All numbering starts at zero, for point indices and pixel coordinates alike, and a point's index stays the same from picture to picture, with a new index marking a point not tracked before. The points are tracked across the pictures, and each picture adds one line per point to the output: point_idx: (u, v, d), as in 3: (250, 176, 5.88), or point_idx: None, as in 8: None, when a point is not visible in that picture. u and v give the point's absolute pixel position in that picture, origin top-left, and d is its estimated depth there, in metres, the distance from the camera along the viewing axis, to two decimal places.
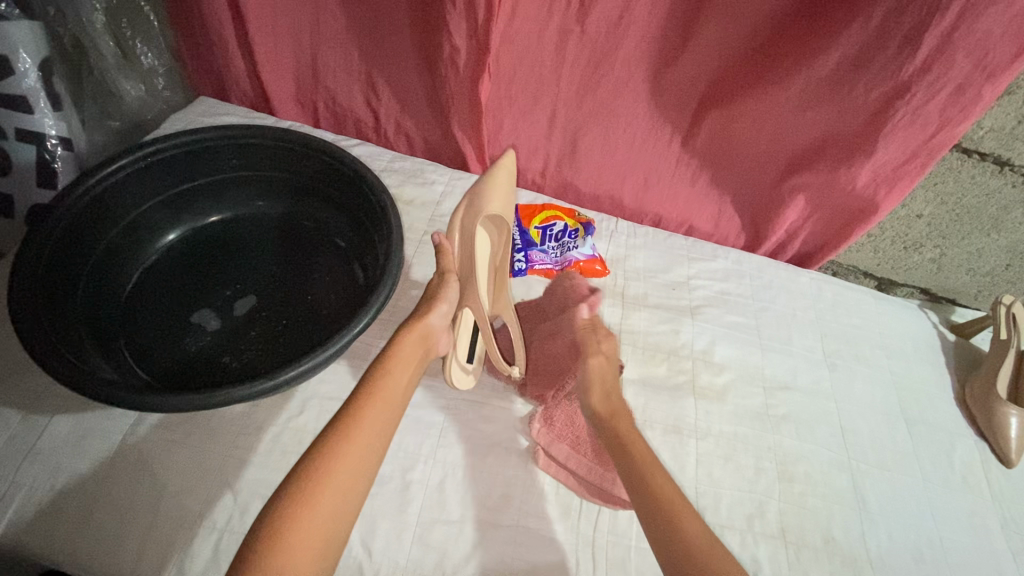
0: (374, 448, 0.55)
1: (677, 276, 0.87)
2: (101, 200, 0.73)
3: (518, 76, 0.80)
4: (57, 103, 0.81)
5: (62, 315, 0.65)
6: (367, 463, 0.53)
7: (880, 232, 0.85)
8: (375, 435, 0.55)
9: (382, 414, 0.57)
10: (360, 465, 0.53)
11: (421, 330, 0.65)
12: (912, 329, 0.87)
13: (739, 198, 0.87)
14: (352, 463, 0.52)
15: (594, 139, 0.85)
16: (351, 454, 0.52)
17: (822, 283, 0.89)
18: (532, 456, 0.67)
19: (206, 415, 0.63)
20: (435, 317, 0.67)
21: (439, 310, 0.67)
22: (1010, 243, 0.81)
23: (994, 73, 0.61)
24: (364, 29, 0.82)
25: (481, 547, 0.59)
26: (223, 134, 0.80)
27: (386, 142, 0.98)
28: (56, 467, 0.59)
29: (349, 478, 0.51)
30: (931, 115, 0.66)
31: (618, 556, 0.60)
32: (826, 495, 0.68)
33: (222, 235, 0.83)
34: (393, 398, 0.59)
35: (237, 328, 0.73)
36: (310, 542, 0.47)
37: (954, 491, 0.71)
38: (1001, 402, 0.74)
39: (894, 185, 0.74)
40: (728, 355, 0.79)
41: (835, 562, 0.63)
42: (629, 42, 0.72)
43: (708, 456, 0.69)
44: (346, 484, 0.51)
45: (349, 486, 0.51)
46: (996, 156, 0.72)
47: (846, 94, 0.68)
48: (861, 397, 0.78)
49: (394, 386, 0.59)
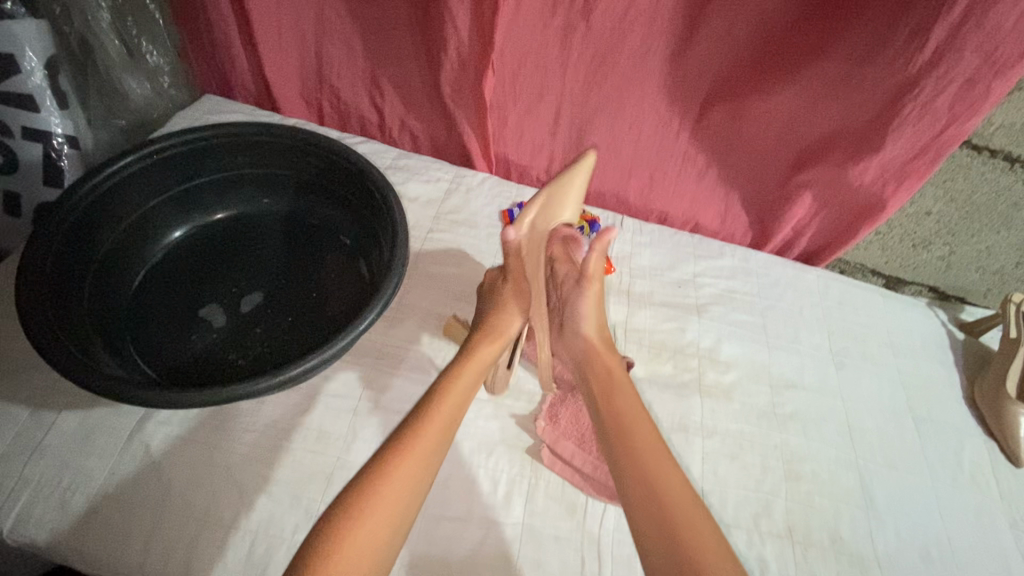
0: (426, 471, 0.52)
1: (683, 274, 0.86)
2: (107, 197, 0.73)
3: (523, 73, 0.79)
4: (64, 101, 0.81)
5: (69, 311, 0.65)
6: (417, 487, 0.50)
7: (888, 230, 0.84)
8: (432, 452, 0.53)
9: (437, 435, 0.53)
10: (409, 490, 0.50)
11: (501, 345, 0.65)
12: (920, 327, 0.86)
13: (745, 195, 0.86)
14: (399, 486, 0.49)
15: (599, 136, 0.84)
16: (401, 475, 0.50)
17: (829, 280, 0.89)
18: (538, 454, 0.66)
19: (211, 412, 0.64)
20: (513, 332, 0.67)
21: (516, 324, 0.68)
22: (1020, 240, 0.80)
23: (1002, 68, 0.60)
24: (368, 26, 0.82)
25: (486, 545, 0.59)
26: (228, 131, 0.79)
27: (390, 140, 0.98)
28: (64, 463, 0.59)
29: (394, 506, 0.48)
30: (939, 111, 0.66)
31: (623, 555, 0.60)
32: (832, 493, 0.68)
33: (227, 232, 0.83)
34: (450, 414, 0.55)
35: (243, 325, 0.73)
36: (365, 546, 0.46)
37: (963, 491, 0.71)
38: (1010, 401, 0.74)
39: (902, 182, 0.74)
40: (734, 353, 0.79)
41: (842, 562, 0.63)
42: (634, 38, 0.71)
43: (714, 454, 0.69)
44: (403, 496, 0.49)
45: (393, 514, 0.48)
46: (1005, 152, 0.71)
47: (857, 88, 0.67)
48: (868, 395, 0.78)
49: (458, 400, 0.57)
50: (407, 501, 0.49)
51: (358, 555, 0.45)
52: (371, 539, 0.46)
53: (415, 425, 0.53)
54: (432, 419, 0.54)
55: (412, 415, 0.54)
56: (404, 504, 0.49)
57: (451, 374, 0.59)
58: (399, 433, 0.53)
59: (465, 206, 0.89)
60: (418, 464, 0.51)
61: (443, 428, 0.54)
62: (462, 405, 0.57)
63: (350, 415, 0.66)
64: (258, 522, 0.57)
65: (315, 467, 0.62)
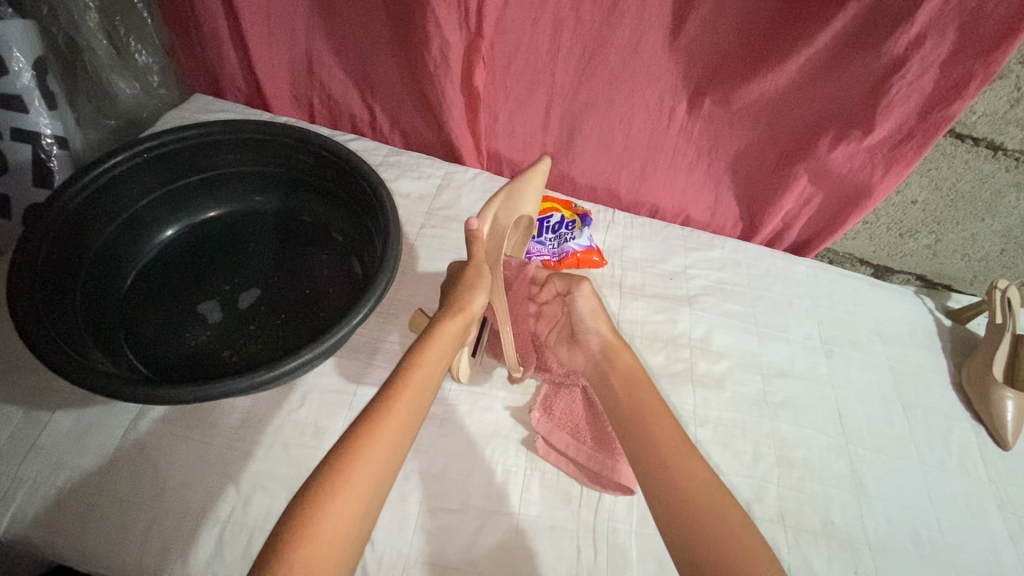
0: (402, 442, 0.52)
1: (674, 266, 0.87)
2: (99, 195, 0.72)
3: (513, 68, 0.80)
4: (52, 102, 0.80)
5: (62, 309, 0.65)
6: (388, 466, 0.50)
7: (876, 219, 0.85)
8: (403, 428, 0.52)
9: (405, 416, 0.53)
10: (386, 464, 0.50)
11: (466, 320, 0.64)
12: (907, 314, 0.87)
13: (735, 186, 0.87)
14: (373, 464, 0.49)
15: (589, 130, 0.85)
16: (374, 451, 0.49)
17: (818, 270, 0.90)
18: (533, 445, 0.67)
19: (206, 409, 0.64)
20: (476, 307, 0.66)
21: (480, 300, 0.67)
22: (1005, 227, 0.82)
23: (984, 52, 0.61)
24: (357, 24, 0.82)
25: (482, 535, 0.60)
26: (216, 129, 0.79)
27: (381, 138, 0.98)
28: (58, 462, 0.59)
29: (370, 478, 0.48)
30: (924, 92, 0.66)
31: (618, 542, 0.61)
32: (824, 479, 0.69)
33: (219, 231, 0.83)
34: (420, 390, 0.55)
35: (237, 322, 0.73)
36: (340, 527, 0.45)
37: (951, 473, 0.72)
38: (996, 384, 0.75)
39: (890, 167, 0.74)
40: (726, 343, 0.80)
41: (834, 546, 0.64)
42: (623, 31, 0.72)
43: (707, 442, 0.70)
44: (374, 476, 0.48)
45: (368, 485, 0.48)
46: (988, 141, 0.72)
47: (844, 68, 0.67)
48: (859, 382, 0.79)
49: (424, 380, 0.56)
50: (381, 478, 0.49)
51: (333, 532, 0.44)
52: (347, 510, 0.46)
53: (386, 401, 0.53)
54: (402, 394, 0.54)
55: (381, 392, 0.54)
56: (378, 477, 0.49)
57: (417, 352, 0.58)
58: (367, 410, 0.52)
59: (457, 202, 0.89)
60: (390, 439, 0.51)
61: (412, 403, 0.54)
62: (432, 383, 0.57)
63: (346, 410, 0.66)
64: (254, 517, 0.58)
65: (310, 462, 0.62)
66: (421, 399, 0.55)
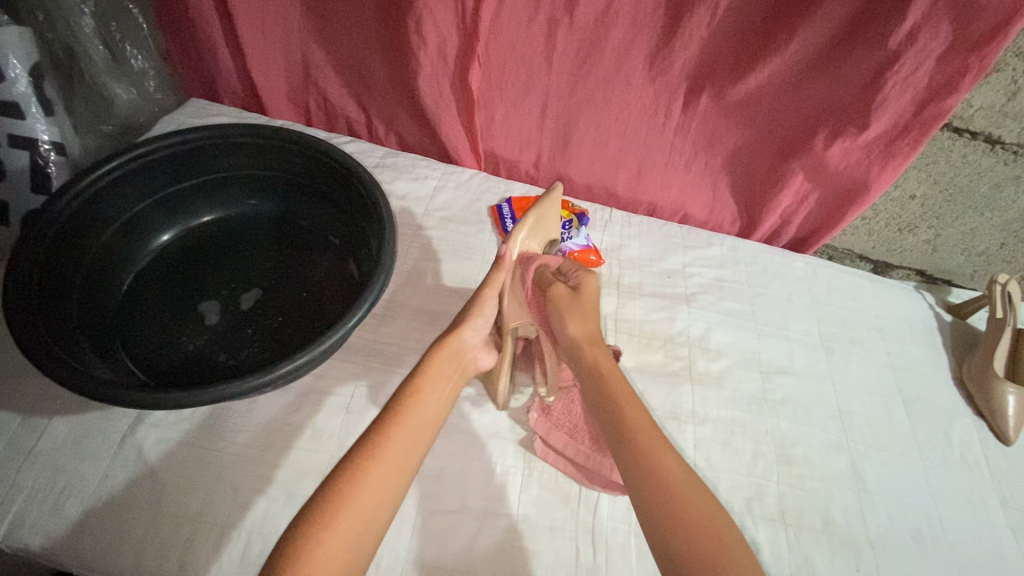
0: (408, 461, 0.53)
1: (672, 264, 0.87)
2: (95, 201, 0.73)
3: (507, 69, 0.80)
4: (49, 109, 0.80)
5: (58, 315, 0.65)
6: (393, 485, 0.51)
7: (874, 215, 0.85)
8: (406, 449, 0.53)
9: (410, 436, 0.54)
10: (388, 482, 0.51)
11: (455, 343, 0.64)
12: (907, 309, 0.87)
13: (732, 183, 0.87)
14: (378, 481, 0.50)
15: (585, 129, 0.85)
16: (378, 470, 0.50)
17: (817, 267, 0.90)
18: (531, 446, 0.67)
19: (204, 414, 0.64)
20: (471, 333, 0.66)
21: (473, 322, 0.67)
22: (1004, 221, 0.81)
23: (979, 44, 0.61)
24: (351, 25, 0.82)
25: (481, 537, 0.59)
26: (213, 134, 0.79)
27: (378, 140, 0.98)
28: (56, 468, 0.59)
29: (372, 501, 0.49)
30: (921, 85, 0.66)
31: (617, 541, 0.61)
32: (825, 476, 0.69)
33: (216, 235, 0.83)
34: (425, 409, 0.57)
35: (235, 325, 0.73)
36: (342, 544, 0.46)
37: (952, 469, 0.71)
38: (997, 380, 0.74)
39: (887, 162, 0.74)
40: (725, 341, 0.79)
41: (834, 543, 0.63)
42: (617, 31, 0.71)
43: (706, 440, 0.70)
44: (377, 494, 0.49)
45: (374, 507, 0.49)
46: (986, 134, 0.71)
47: (837, 67, 0.67)
48: (859, 377, 0.78)
49: (427, 405, 0.57)
50: (383, 497, 0.50)
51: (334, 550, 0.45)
52: (348, 531, 0.47)
53: (390, 420, 0.55)
54: (405, 416, 0.55)
55: (387, 411, 0.56)
56: (382, 498, 0.50)
57: (421, 375, 0.60)
58: (373, 430, 0.54)
59: (453, 203, 0.89)
60: (395, 460, 0.52)
61: (414, 431, 0.55)
62: (436, 407, 0.59)
63: (343, 413, 0.66)
64: (252, 521, 0.58)
65: (308, 465, 0.62)
66: (423, 424, 0.56)
